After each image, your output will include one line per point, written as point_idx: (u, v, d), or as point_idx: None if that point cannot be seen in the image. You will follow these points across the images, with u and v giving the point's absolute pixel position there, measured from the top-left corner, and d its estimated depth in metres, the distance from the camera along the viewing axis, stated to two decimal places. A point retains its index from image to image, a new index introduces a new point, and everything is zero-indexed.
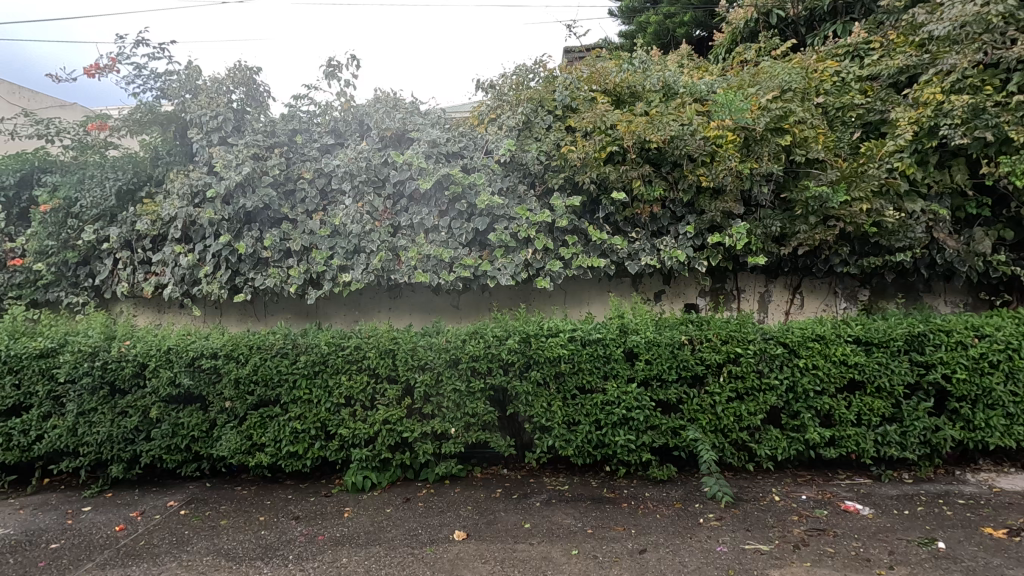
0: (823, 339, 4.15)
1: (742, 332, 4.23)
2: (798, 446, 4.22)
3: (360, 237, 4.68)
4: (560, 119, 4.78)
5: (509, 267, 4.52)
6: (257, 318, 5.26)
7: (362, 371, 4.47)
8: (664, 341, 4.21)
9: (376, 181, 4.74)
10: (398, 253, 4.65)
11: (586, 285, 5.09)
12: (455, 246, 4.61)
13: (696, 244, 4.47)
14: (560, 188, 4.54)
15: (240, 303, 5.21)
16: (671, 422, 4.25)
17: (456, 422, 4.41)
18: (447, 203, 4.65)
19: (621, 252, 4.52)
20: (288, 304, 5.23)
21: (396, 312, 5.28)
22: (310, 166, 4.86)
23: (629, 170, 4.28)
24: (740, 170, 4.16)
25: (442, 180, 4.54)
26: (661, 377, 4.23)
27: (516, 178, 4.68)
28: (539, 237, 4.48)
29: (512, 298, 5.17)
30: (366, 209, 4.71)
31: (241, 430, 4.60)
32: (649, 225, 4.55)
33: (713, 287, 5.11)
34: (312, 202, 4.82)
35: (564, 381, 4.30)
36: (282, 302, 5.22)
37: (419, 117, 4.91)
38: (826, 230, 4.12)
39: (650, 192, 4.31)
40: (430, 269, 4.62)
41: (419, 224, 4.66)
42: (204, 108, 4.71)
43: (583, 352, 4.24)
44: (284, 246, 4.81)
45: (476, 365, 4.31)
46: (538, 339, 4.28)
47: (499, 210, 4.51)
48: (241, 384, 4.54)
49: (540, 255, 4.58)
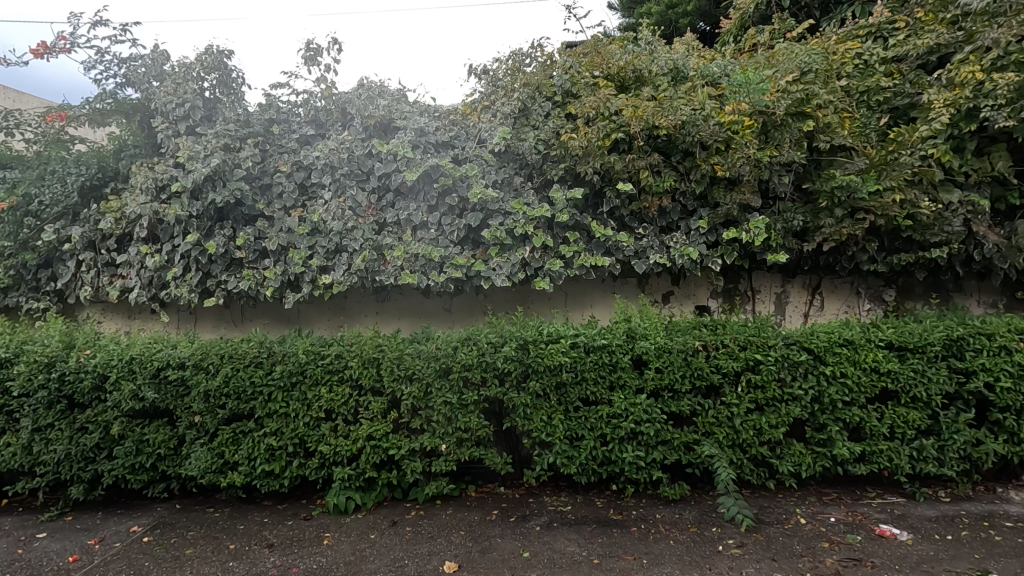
0: (852, 344, 3.76)
1: (762, 337, 3.84)
2: (824, 462, 3.83)
3: (342, 235, 4.29)
4: (560, 106, 4.40)
5: (505, 267, 4.13)
6: (233, 323, 4.86)
7: (344, 382, 4.07)
8: (676, 347, 3.82)
9: (360, 175, 4.36)
10: (384, 252, 4.26)
11: (589, 287, 4.71)
12: (445, 244, 4.21)
13: (709, 241, 4.08)
14: (561, 179, 4.14)
15: (214, 307, 4.81)
16: (684, 437, 3.86)
17: (447, 438, 3.99)
18: (437, 197, 4.25)
19: (627, 250, 4.13)
20: (266, 308, 4.82)
21: (384, 317, 4.89)
22: (288, 159, 4.47)
23: (637, 159, 3.89)
24: (759, 158, 3.77)
25: (431, 172, 4.15)
26: (673, 388, 3.84)
27: (512, 169, 4.28)
28: (538, 234, 4.08)
29: (509, 300, 4.79)
30: (349, 204, 4.32)
31: (211, 447, 4.19)
32: (657, 220, 4.16)
33: (725, 287, 4.73)
34: (290, 198, 4.43)
35: (565, 392, 3.90)
36: (259, 307, 4.82)
37: (406, 104, 4.52)
38: (854, 223, 3.73)
39: (660, 182, 3.92)
40: (419, 269, 4.23)
41: (407, 221, 4.27)
42: (170, 95, 4.28)
43: (587, 361, 3.84)
44: (259, 246, 4.41)
45: (469, 375, 3.92)
46: (537, 346, 3.88)
47: (493, 205, 4.12)
48: (211, 397, 4.14)
49: (539, 254, 4.18)
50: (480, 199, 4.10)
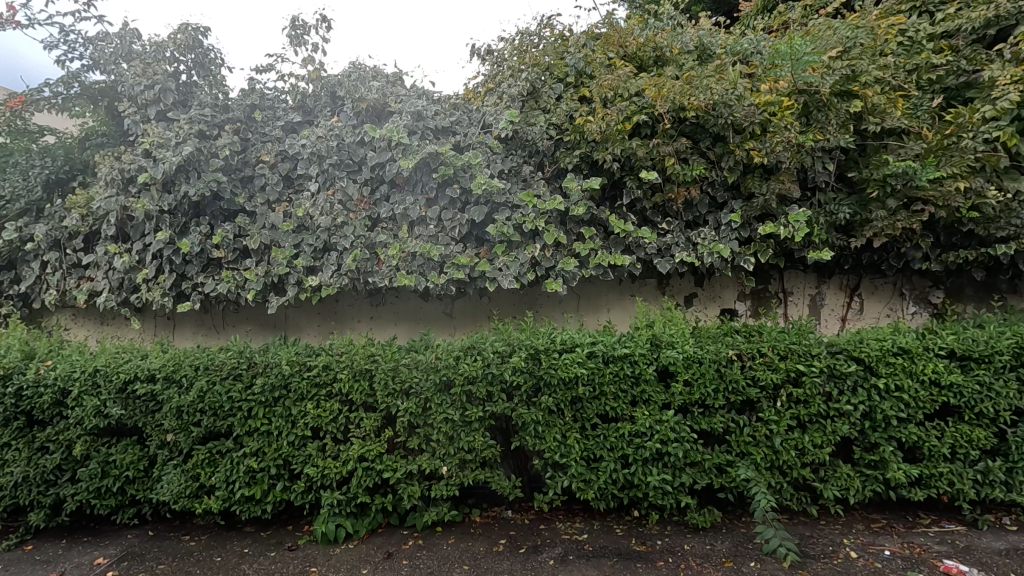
0: (908, 353, 3.31)
1: (804, 344, 3.40)
2: (875, 486, 3.39)
3: (331, 232, 3.86)
4: (573, 88, 3.96)
5: (513, 267, 3.69)
6: (213, 330, 4.42)
7: (333, 397, 3.63)
8: (707, 356, 3.37)
9: (351, 165, 3.93)
10: (378, 250, 3.82)
11: (604, 289, 4.28)
12: (446, 243, 3.78)
13: (742, 236, 3.65)
14: (576, 168, 3.69)
15: (193, 312, 4.38)
16: (715, 458, 3.42)
17: (448, 460, 3.55)
18: (437, 190, 3.82)
19: (650, 247, 3.70)
20: (251, 313, 4.39)
21: (379, 323, 4.47)
22: (272, 149, 4.04)
23: (662, 145, 3.44)
24: (801, 142, 3.32)
25: (429, 161, 3.71)
26: (703, 403, 3.40)
27: (521, 158, 3.83)
28: (549, 230, 3.64)
29: (516, 303, 4.36)
30: (338, 197, 3.88)
31: (185, 469, 3.74)
32: (683, 214, 3.72)
33: (754, 289, 4.30)
34: (273, 191, 4.00)
35: (582, 407, 3.46)
36: (242, 312, 4.39)
37: (403, 87, 4.09)
38: (909, 216, 3.29)
39: (688, 170, 3.47)
40: (417, 270, 3.80)
41: (404, 217, 3.84)
42: (139, 76, 3.83)
43: (607, 372, 3.40)
44: (239, 244, 3.98)
45: (473, 388, 3.47)
46: (550, 356, 3.44)
47: (500, 197, 3.68)
48: (184, 413, 3.69)
49: (551, 252, 3.75)
50: (485, 190, 3.65)
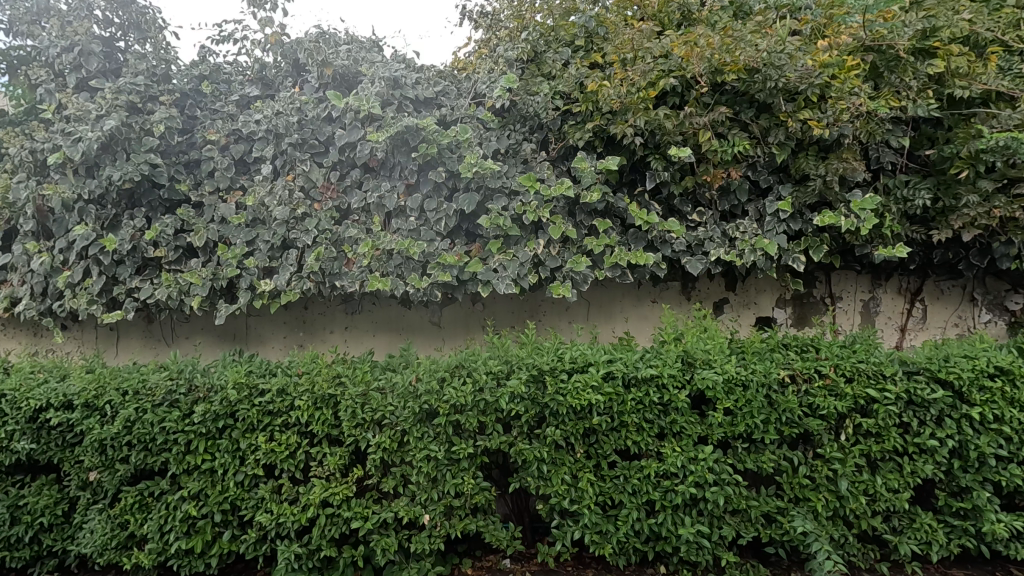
0: (1008, 374, 2.63)
1: (875, 363, 2.72)
2: (964, 541, 2.70)
3: (291, 227, 3.20)
4: (583, 52, 3.28)
5: (512, 268, 3.02)
6: (164, 342, 3.81)
7: (290, 428, 2.95)
8: (754, 379, 2.69)
9: (315, 146, 3.26)
10: (347, 248, 3.15)
11: (620, 294, 3.65)
12: (430, 239, 3.11)
13: (792, 230, 2.98)
14: (588, 145, 3.01)
15: (140, 322, 3.77)
16: (763, 505, 2.74)
17: (431, 506, 2.86)
18: (419, 175, 3.15)
19: (678, 244, 3.04)
20: (205, 323, 3.79)
21: (354, 335, 3.84)
22: (222, 129, 3.37)
23: (695, 116, 2.77)
24: (871, 111, 2.65)
25: (408, 138, 3.03)
26: (749, 437, 2.73)
27: (520, 134, 3.14)
28: (556, 222, 2.98)
29: (516, 312, 3.71)
30: (299, 184, 3.21)
31: (111, 516, 3.05)
32: (717, 202, 3.06)
33: (796, 293, 3.66)
34: (223, 178, 3.33)
35: (596, 442, 2.80)
36: (195, 322, 3.80)
37: (379, 53, 3.41)
38: (1008, 204, 2.62)
39: (728, 147, 2.80)
40: (394, 272, 3.14)
41: (378, 208, 3.17)
42: (56, 36, 3.17)
43: (627, 399, 2.73)
44: (180, 242, 3.30)
45: (461, 419, 2.79)
46: (557, 379, 2.76)
47: (495, 182, 3.00)
48: (109, 448, 3.01)
49: (557, 249, 3.08)
50: (476, 173, 2.97)
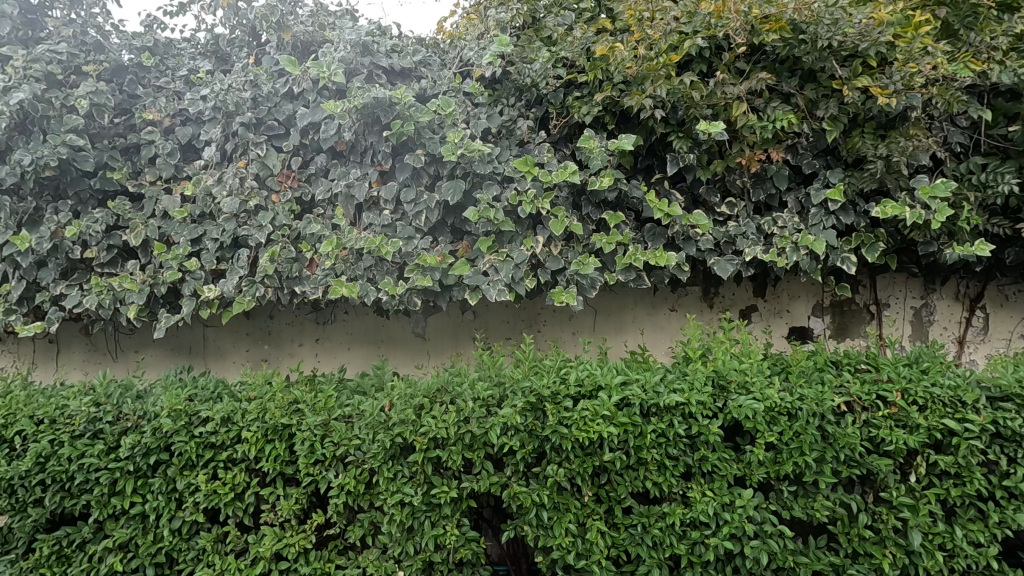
0: None
1: (953, 386, 2.20)
2: None
3: (242, 223, 2.69)
4: (590, 15, 2.77)
5: (505, 270, 2.51)
6: (109, 355, 3.34)
7: (236, 464, 2.43)
8: (805, 407, 2.17)
9: (272, 127, 2.75)
10: (309, 247, 2.65)
11: (631, 301, 3.17)
12: (408, 236, 2.62)
13: (842, 224, 2.47)
14: (596, 121, 2.49)
15: (82, 333, 3.30)
16: (815, 562, 2.22)
17: (406, 562, 2.34)
18: (394, 160, 2.65)
19: (705, 241, 2.54)
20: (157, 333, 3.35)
21: (326, 349, 3.41)
22: (165, 108, 2.86)
23: (728, 84, 2.26)
24: (948, 75, 2.13)
25: (379, 115, 2.53)
26: (797, 478, 2.22)
27: (515, 109, 2.61)
28: (558, 215, 2.47)
29: (511, 321, 3.22)
30: (250, 171, 2.70)
31: (21, 569, 2.52)
32: (749, 191, 2.57)
33: (834, 300, 3.17)
34: (165, 166, 2.83)
35: (608, 483, 2.29)
36: (144, 332, 3.34)
37: (349, 18, 2.89)
38: None
39: (768, 123, 2.29)
40: (365, 276, 2.63)
41: (346, 199, 2.67)
42: None
43: (646, 432, 2.22)
44: (114, 240, 2.79)
45: (442, 456, 2.28)
46: (559, 407, 2.26)
47: (484, 167, 2.49)
48: (19, 488, 2.50)
49: (560, 248, 2.58)
50: (461, 157, 2.47)
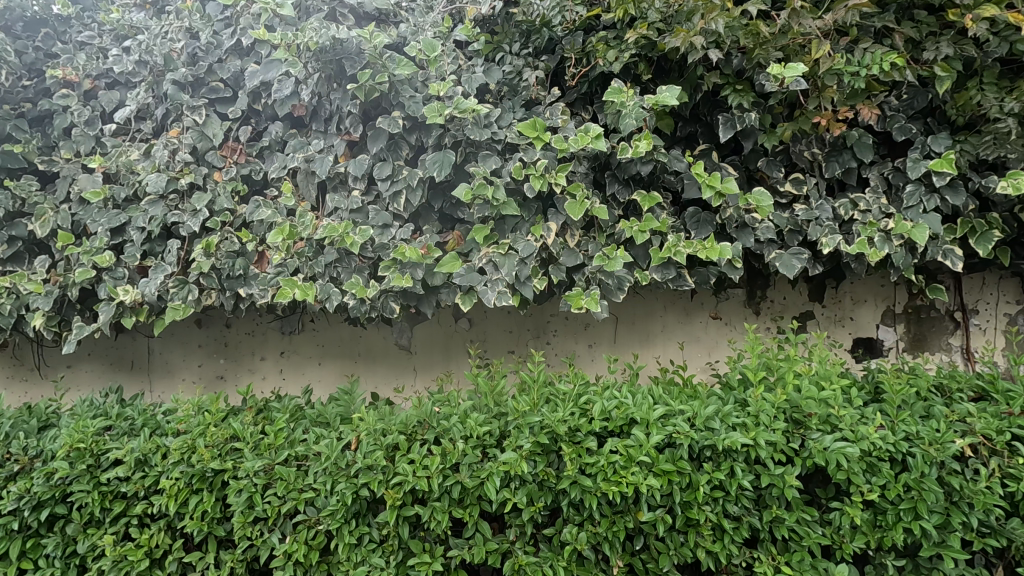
0: None
1: None
2: None
3: (173, 207, 2.12)
4: None
5: (507, 267, 1.94)
6: (35, 369, 2.80)
7: (154, 521, 1.85)
8: (916, 452, 1.60)
9: (214, 89, 2.17)
10: (254, 237, 2.07)
11: (660, 308, 2.62)
12: (383, 224, 2.05)
13: (946, 207, 1.90)
14: (626, 72, 1.91)
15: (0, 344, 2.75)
16: None
17: None
18: (365, 126, 2.07)
19: (765, 229, 1.96)
20: (94, 344, 2.82)
21: (292, 365, 2.85)
22: (84, 68, 2.29)
23: (808, 14, 1.68)
24: None
25: (344, 65, 1.96)
26: (905, 548, 1.63)
27: (521, 58, 2.01)
28: (576, 194, 1.90)
29: (515, 332, 2.65)
30: (184, 143, 2.13)
31: None
32: (822, 165, 1.99)
33: (910, 305, 2.59)
34: (84, 139, 2.27)
35: (645, 550, 1.71)
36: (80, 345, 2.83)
37: None
38: None
39: (859, 69, 1.71)
40: (326, 274, 2.05)
41: (306, 177, 2.12)
42: None
43: (698, 483, 1.65)
44: (17, 230, 2.22)
45: (423, 515, 1.69)
46: (580, 449, 1.69)
47: (479, 132, 1.91)
48: None
49: (578, 239, 2.01)
50: (449, 119, 1.91)
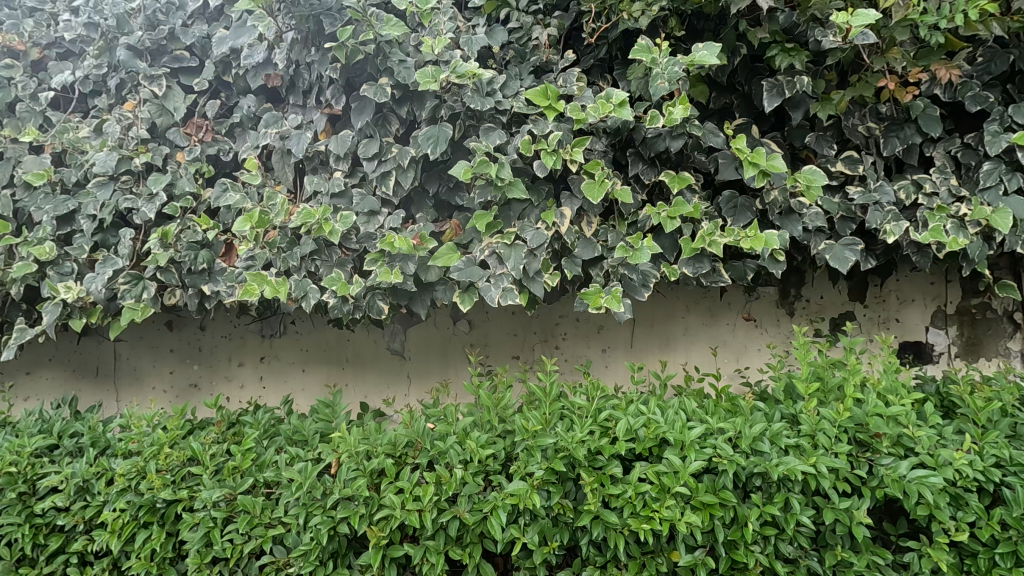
0: None
1: None
2: None
3: (125, 189, 1.84)
4: None
5: (514, 259, 1.66)
6: None
7: (96, 561, 1.56)
8: (1013, 482, 1.31)
9: (177, 58, 1.87)
10: (218, 225, 1.78)
11: (682, 308, 2.34)
12: (370, 210, 1.78)
13: None
14: (654, 30, 1.62)
15: None
16: None
17: None
18: (349, 97, 1.79)
19: (814, 215, 1.68)
20: (53, 348, 2.56)
21: (272, 372, 2.56)
22: (30, 35, 1.96)
23: None
24: None
25: (323, 23, 1.67)
26: None
27: (529, 15, 1.72)
28: (595, 174, 1.62)
29: (520, 336, 2.37)
30: (141, 118, 1.85)
31: None
32: (881, 141, 1.71)
33: (964, 305, 2.30)
34: (29, 115, 1.95)
35: None
36: (39, 351, 2.56)
37: None
38: None
39: (937, 21, 1.43)
40: (302, 269, 1.77)
41: (281, 157, 1.85)
42: None
43: (746, 519, 1.36)
44: None
45: (413, 557, 1.40)
46: (603, 478, 1.41)
47: (482, 101, 1.62)
48: None
49: (595, 228, 1.72)
50: (445, 87, 1.63)
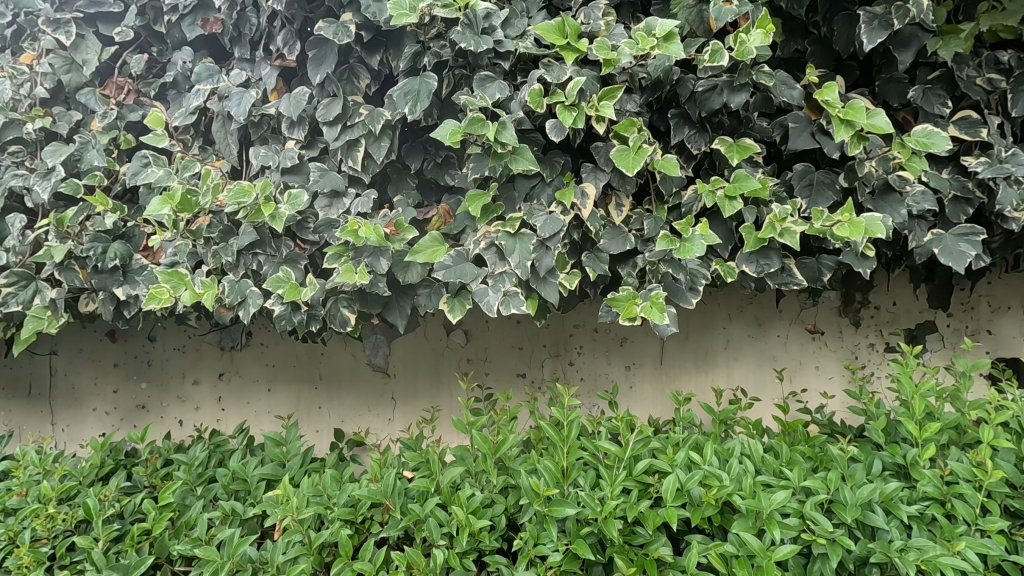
0: None
1: None
2: None
3: (16, 163, 1.46)
4: None
5: (519, 254, 1.24)
6: None
7: None
8: None
9: (94, 1, 1.44)
10: (119, 206, 1.37)
11: (724, 316, 1.92)
12: (332, 190, 1.36)
13: None
14: None
15: None
16: None
17: None
18: (305, 44, 1.38)
19: (920, 195, 1.26)
20: None
21: (231, 392, 2.14)
22: None
23: None
24: None
25: None
26: None
27: None
28: (631, 136, 1.20)
29: (527, 349, 1.95)
30: (43, 74, 1.45)
31: None
32: (1009, 98, 1.27)
33: None
34: None
35: None
36: None
37: None
38: None
39: None
40: (240, 266, 1.36)
41: (222, 124, 1.44)
42: None
43: None
44: None
45: None
46: (646, 564, 0.98)
47: (477, 39, 1.20)
48: None
49: (627, 213, 1.31)
50: (428, 24, 1.23)
